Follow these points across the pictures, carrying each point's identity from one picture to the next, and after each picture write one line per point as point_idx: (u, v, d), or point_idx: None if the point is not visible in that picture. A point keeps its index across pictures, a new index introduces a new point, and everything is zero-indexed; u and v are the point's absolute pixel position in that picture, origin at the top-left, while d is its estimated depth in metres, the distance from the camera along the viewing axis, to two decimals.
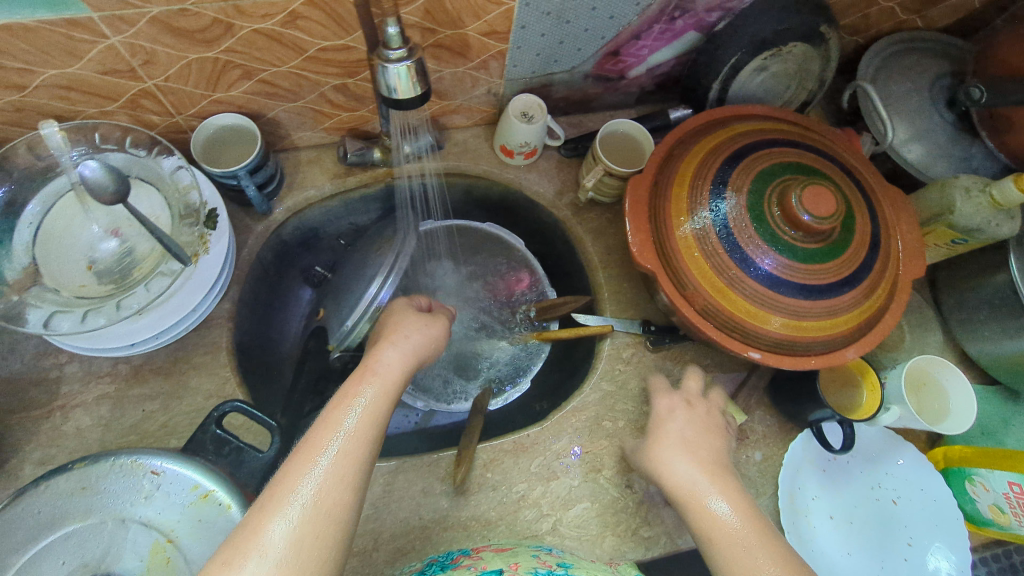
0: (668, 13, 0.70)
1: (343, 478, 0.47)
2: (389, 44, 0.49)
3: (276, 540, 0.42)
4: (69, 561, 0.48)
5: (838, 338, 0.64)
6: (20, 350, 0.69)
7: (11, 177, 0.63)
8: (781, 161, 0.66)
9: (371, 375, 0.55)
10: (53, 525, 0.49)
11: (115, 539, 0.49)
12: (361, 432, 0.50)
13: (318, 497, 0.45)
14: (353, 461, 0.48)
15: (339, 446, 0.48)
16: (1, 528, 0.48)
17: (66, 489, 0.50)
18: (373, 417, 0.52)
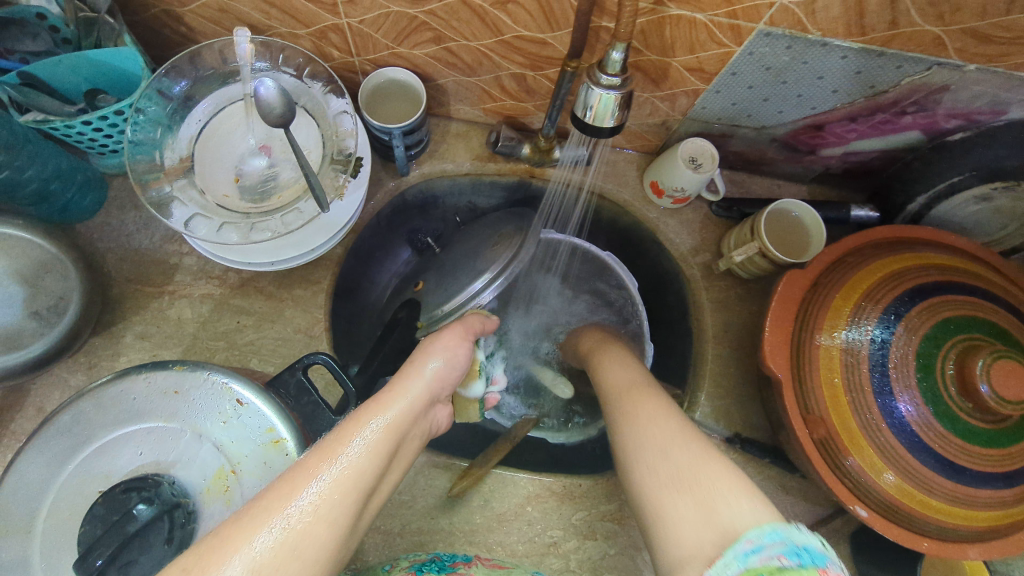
0: (900, 106, 0.61)
1: (329, 516, 0.41)
2: (606, 67, 0.45)
3: (260, 547, 0.38)
4: (146, 452, 0.52)
5: (966, 533, 0.55)
6: (152, 229, 0.74)
7: (196, 73, 0.66)
8: (976, 314, 0.56)
9: (374, 409, 0.49)
10: (142, 416, 0.53)
11: (189, 450, 0.52)
12: (350, 472, 0.44)
13: (310, 520, 0.41)
14: (340, 503, 0.43)
15: (324, 482, 0.43)
16: (102, 402, 0.52)
17: (162, 387, 0.53)
18: (379, 449, 0.47)
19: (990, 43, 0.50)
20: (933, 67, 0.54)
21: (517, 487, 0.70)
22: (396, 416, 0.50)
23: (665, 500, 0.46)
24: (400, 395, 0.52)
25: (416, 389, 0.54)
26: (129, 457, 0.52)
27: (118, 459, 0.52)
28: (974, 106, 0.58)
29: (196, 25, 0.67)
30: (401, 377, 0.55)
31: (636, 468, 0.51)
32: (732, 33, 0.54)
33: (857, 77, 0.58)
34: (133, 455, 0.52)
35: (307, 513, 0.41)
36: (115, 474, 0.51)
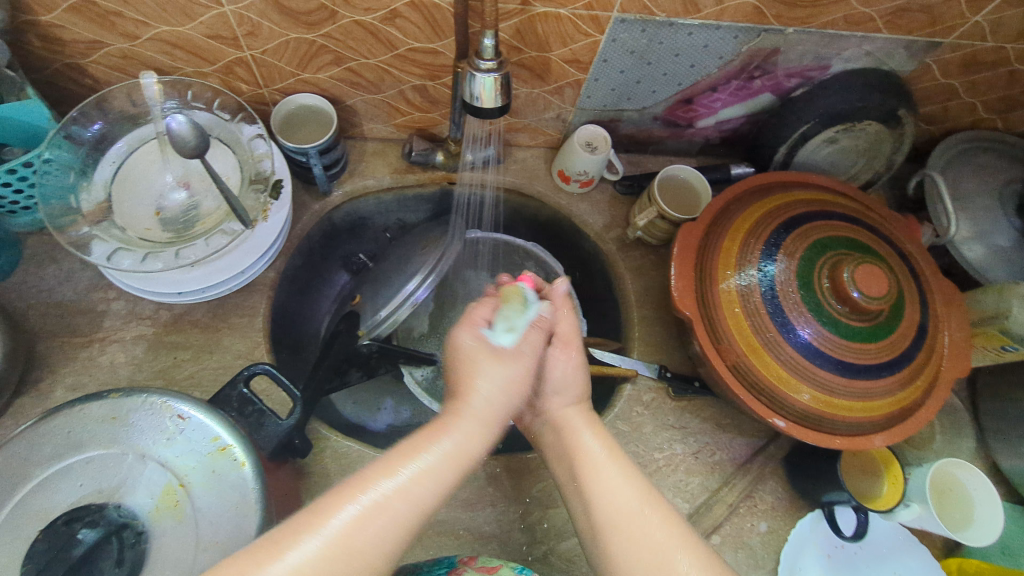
0: (748, 71, 0.71)
1: (370, 537, 0.41)
2: (482, 55, 0.51)
3: (303, 555, 0.39)
4: (87, 483, 0.52)
5: (866, 423, 0.63)
6: (75, 280, 0.73)
7: (106, 117, 0.68)
8: (838, 234, 0.66)
9: (434, 433, 0.48)
10: (79, 447, 0.52)
11: (132, 471, 0.52)
12: (400, 493, 0.43)
13: (353, 536, 0.40)
14: (384, 524, 0.42)
15: (371, 500, 0.42)
16: (34, 439, 0.52)
17: (98, 416, 0.53)
18: (436, 471, 0.45)
19: (797, 7, 0.61)
20: (762, 33, 0.65)
21: (476, 472, 0.71)
22: (450, 442, 0.47)
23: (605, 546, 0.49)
24: (467, 420, 0.50)
25: (478, 414, 0.50)
26: (70, 489, 0.51)
27: (58, 493, 0.51)
28: (804, 64, 0.70)
29: (101, 75, 0.70)
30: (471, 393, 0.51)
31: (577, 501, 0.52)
32: (593, 23, 0.63)
33: (706, 51, 0.68)
34: (73, 487, 0.51)
35: (342, 535, 0.40)
36: (55, 509, 0.50)
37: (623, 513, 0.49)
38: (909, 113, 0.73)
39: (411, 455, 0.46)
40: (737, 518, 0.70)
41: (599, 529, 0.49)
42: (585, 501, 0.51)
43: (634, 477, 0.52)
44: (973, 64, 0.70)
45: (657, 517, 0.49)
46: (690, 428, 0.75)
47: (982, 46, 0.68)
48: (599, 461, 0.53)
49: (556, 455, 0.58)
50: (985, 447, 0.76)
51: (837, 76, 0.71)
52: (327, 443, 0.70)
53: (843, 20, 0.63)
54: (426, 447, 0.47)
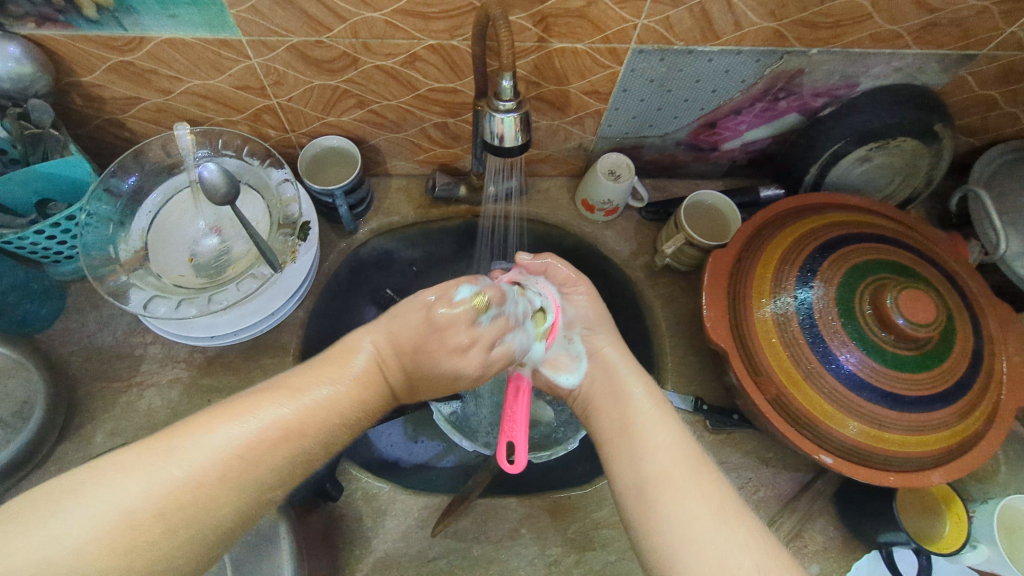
0: (772, 93, 0.69)
1: (224, 471, 0.42)
2: (500, 96, 0.52)
3: (223, 440, 0.43)
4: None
5: (922, 459, 0.59)
6: (114, 325, 0.76)
7: (143, 169, 0.71)
8: (878, 257, 0.63)
9: (325, 376, 0.50)
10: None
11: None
12: (325, 408, 0.47)
13: (253, 442, 0.44)
14: (240, 460, 0.43)
15: (278, 414, 0.46)
16: None
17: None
18: (316, 412, 0.47)
19: (820, 29, 0.60)
20: (785, 56, 0.64)
21: (509, 512, 0.69)
22: (342, 384, 0.50)
23: (648, 502, 0.49)
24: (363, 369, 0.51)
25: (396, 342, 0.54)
26: None
27: None
28: (831, 83, 0.68)
29: (139, 128, 0.73)
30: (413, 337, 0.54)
31: (621, 456, 0.53)
32: (611, 54, 0.63)
33: (728, 75, 0.67)
34: None
35: (212, 442, 0.43)
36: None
37: (687, 474, 0.49)
38: (946, 127, 0.70)
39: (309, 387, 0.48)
40: None
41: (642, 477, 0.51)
42: (634, 453, 0.53)
43: (685, 439, 0.53)
44: (1013, 74, 0.67)
45: (704, 480, 0.49)
46: (731, 463, 0.72)
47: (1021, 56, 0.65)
48: (656, 418, 0.55)
49: (606, 400, 0.59)
50: None
51: (866, 93, 0.69)
52: (357, 484, 0.69)
53: (870, 38, 0.61)
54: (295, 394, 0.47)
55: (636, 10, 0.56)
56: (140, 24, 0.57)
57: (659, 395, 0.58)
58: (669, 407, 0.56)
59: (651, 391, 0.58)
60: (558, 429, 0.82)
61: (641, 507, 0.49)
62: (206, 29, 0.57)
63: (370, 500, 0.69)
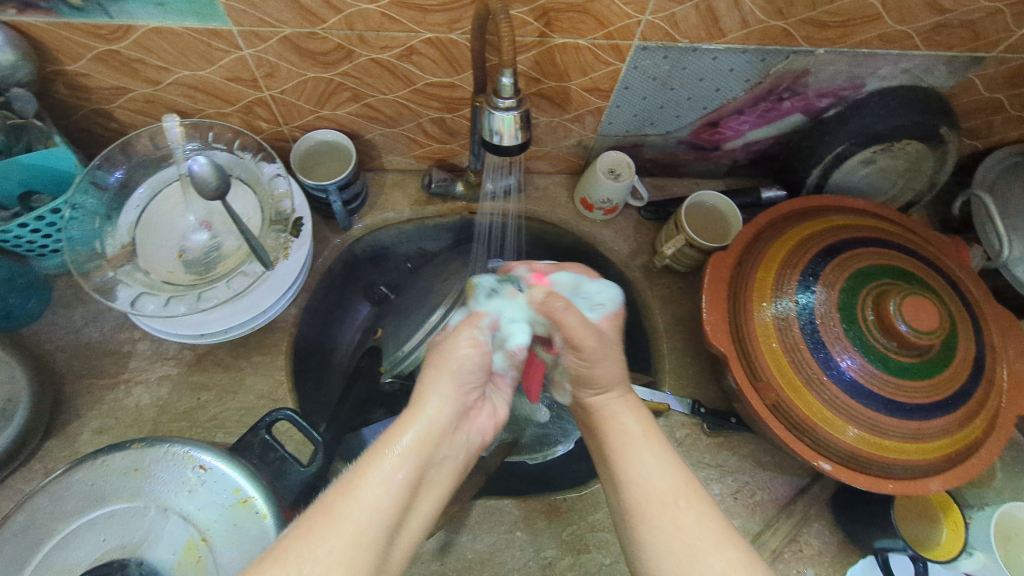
0: (776, 93, 0.68)
1: (355, 533, 0.38)
2: (500, 93, 0.50)
3: (350, 513, 0.39)
4: (109, 538, 0.51)
5: (921, 467, 0.58)
6: (102, 321, 0.74)
7: (130, 161, 0.69)
8: (880, 262, 0.62)
9: (411, 417, 0.45)
10: (102, 501, 0.52)
11: (155, 525, 0.51)
12: (426, 444, 0.44)
13: (379, 504, 0.39)
14: (375, 515, 0.39)
15: (392, 478, 0.41)
16: (57, 494, 0.51)
17: (122, 467, 0.53)
18: (422, 453, 0.43)
19: (827, 28, 0.58)
20: (791, 55, 0.62)
21: (503, 515, 0.68)
22: (439, 421, 0.45)
23: (635, 532, 0.47)
24: (435, 398, 0.46)
25: (454, 378, 0.48)
26: (92, 545, 0.50)
27: (79, 549, 0.50)
28: (836, 84, 0.67)
29: (126, 119, 0.71)
30: (435, 373, 0.48)
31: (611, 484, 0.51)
32: (614, 51, 0.61)
33: (733, 74, 0.65)
34: (95, 542, 0.50)
35: (341, 522, 0.38)
36: (76, 568, 0.49)
37: (677, 507, 0.46)
38: (951, 130, 0.69)
39: (398, 433, 0.44)
40: (781, 565, 0.66)
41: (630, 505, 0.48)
42: (618, 483, 0.50)
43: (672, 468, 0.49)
44: (1021, 77, 0.66)
45: (692, 509, 0.46)
46: (727, 466, 0.71)
47: None
48: (638, 441, 0.51)
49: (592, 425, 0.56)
50: None
51: (872, 95, 0.68)
52: None
53: (878, 38, 0.60)
54: (386, 449, 0.43)
55: (640, 6, 0.55)
56: (127, 12, 0.55)
57: (648, 417, 0.54)
58: (658, 432, 0.52)
59: (638, 414, 0.54)
60: (550, 432, 0.80)
61: (631, 540, 0.47)
62: (195, 19, 0.55)
63: None
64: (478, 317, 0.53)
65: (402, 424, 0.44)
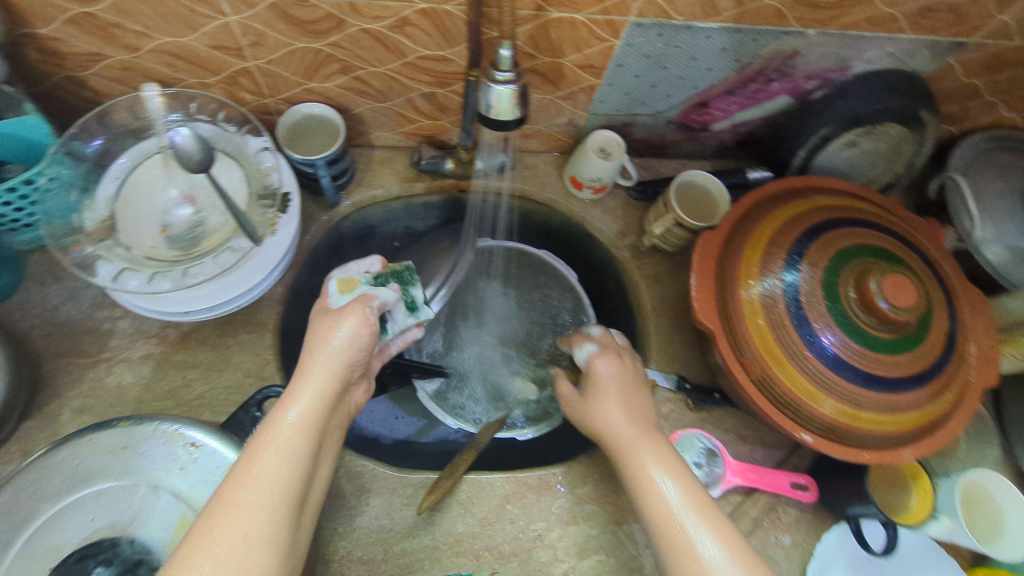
0: (766, 74, 0.69)
1: (269, 511, 0.41)
2: (498, 66, 0.50)
3: (244, 506, 0.40)
4: (98, 517, 0.50)
5: (895, 436, 0.61)
6: (80, 298, 0.72)
7: (108, 131, 0.66)
8: (862, 242, 0.64)
9: (285, 407, 0.46)
10: (89, 479, 0.51)
11: (146, 503, 0.51)
12: (302, 434, 0.45)
13: (250, 495, 0.41)
14: (282, 491, 0.42)
15: (244, 476, 0.42)
16: (41, 474, 0.50)
17: (109, 445, 0.52)
18: (302, 442, 0.45)
19: (818, 8, 0.59)
20: (782, 36, 0.63)
21: (494, 489, 0.69)
22: (300, 408, 0.46)
23: None
24: (318, 375, 0.48)
25: (331, 365, 0.49)
26: (80, 525, 0.49)
27: (66, 530, 0.49)
28: (823, 66, 0.68)
29: (102, 87, 0.68)
30: (315, 354, 0.49)
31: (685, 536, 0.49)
32: (609, 27, 0.61)
33: (724, 54, 0.66)
34: (84, 521, 0.49)
35: (247, 504, 0.41)
36: (65, 547, 0.48)
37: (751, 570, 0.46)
38: (931, 114, 0.71)
39: (284, 412, 0.46)
40: (760, 532, 0.68)
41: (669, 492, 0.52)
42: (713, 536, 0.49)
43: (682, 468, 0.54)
44: (998, 62, 0.68)
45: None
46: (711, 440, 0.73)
47: (1006, 46, 0.66)
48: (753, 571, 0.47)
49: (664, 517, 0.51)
50: (1012, 454, 0.74)
51: (858, 77, 0.69)
52: (340, 462, 0.68)
53: (866, 21, 0.61)
54: (274, 429, 0.45)
55: None
56: None
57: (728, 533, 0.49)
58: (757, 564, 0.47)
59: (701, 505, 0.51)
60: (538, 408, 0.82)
61: None
62: None
63: (354, 478, 0.68)
64: (368, 297, 0.54)
65: (289, 401, 0.47)
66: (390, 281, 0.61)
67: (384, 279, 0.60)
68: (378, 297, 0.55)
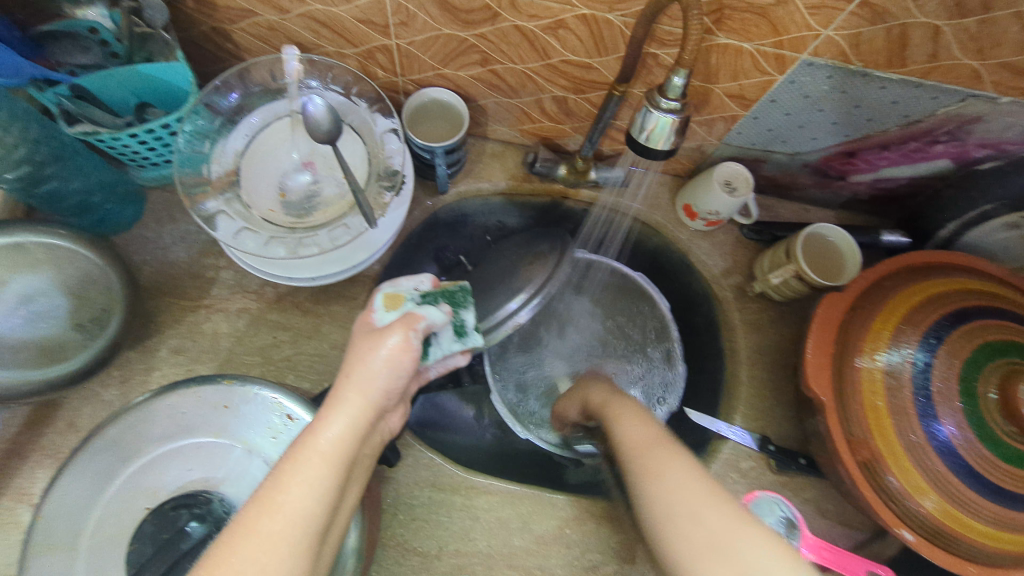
0: (933, 135, 0.62)
1: (288, 545, 0.39)
2: (666, 92, 0.47)
3: (265, 534, 0.39)
4: (194, 468, 0.53)
5: (1012, 557, 0.55)
6: (190, 243, 0.74)
7: (247, 88, 0.68)
8: (1016, 339, 0.57)
9: (317, 429, 0.44)
10: (190, 431, 0.53)
11: (239, 465, 0.53)
12: (331, 461, 0.43)
13: (272, 523, 0.39)
14: (302, 525, 0.40)
15: (268, 501, 0.40)
16: (145, 417, 0.52)
17: (212, 402, 0.53)
18: (331, 472, 0.43)
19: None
20: (968, 98, 0.56)
21: (555, 509, 0.68)
22: (329, 432, 0.44)
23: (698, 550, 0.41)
24: (351, 401, 0.46)
25: (365, 390, 0.47)
26: (178, 472, 0.52)
27: (166, 473, 0.52)
28: (1002, 137, 0.60)
29: (244, 42, 0.69)
30: (352, 377, 0.47)
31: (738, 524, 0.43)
32: (776, 61, 0.56)
33: (894, 107, 0.60)
34: (182, 470, 0.52)
35: (268, 533, 0.39)
36: (162, 491, 0.52)
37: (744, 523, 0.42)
38: None
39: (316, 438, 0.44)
40: None
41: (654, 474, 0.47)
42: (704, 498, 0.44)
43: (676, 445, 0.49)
44: None
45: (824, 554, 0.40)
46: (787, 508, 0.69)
47: None
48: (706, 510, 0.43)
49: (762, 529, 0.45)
50: None
51: None
52: (409, 450, 0.69)
53: None
54: (304, 452, 0.43)
55: (827, 19, 0.50)
56: None
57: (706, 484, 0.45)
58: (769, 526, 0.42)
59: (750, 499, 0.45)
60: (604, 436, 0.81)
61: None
62: None
63: (420, 469, 0.68)
64: (413, 319, 0.51)
65: (322, 425, 0.44)
66: (440, 302, 0.58)
67: (434, 299, 0.57)
68: (423, 320, 0.52)
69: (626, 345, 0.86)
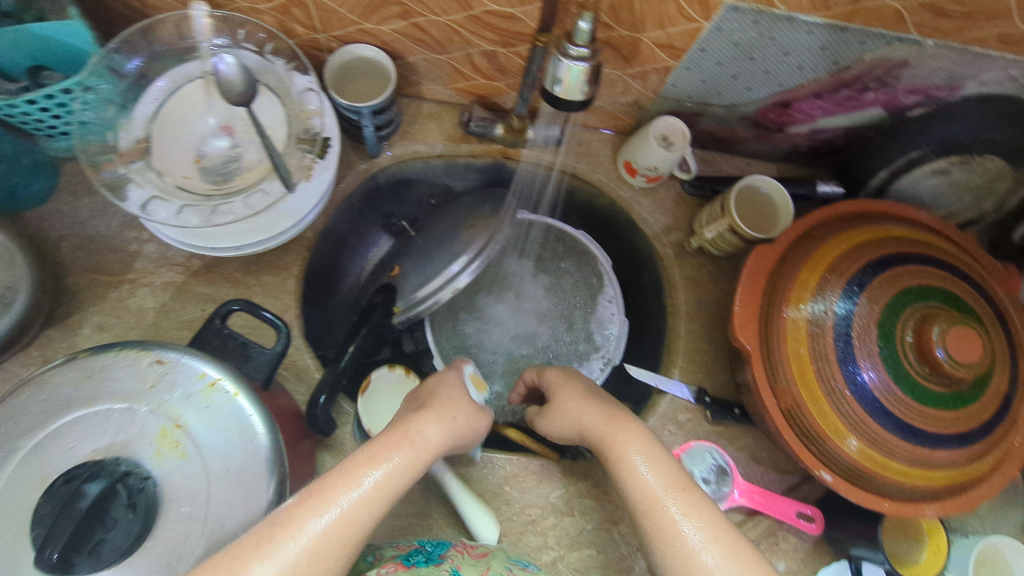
0: (862, 82, 0.62)
1: (337, 548, 0.41)
2: (574, 39, 0.45)
3: (318, 527, 0.41)
4: (78, 445, 0.51)
5: (917, 490, 0.58)
6: (110, 215, 0.70)
7: (148, 49, 0.63)
8: (932, 283, 0.58)
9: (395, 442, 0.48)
10: (61, 409, 0.52)
11: (121, 422, 0.52)
12: (406, 471, 0.47)
13: (337, 517, 0.42)
14: (350, 530, 0.42)
15: (342, 501, 0.42)
16: (15, 411, 0.51)
17: (73, 375, 0.53)
18: (395, 487, 0.46)
19: (946, 17, 0.51)
20: (894, 42, 0.55)
21: (495, 468, 0.69)
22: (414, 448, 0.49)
23: None
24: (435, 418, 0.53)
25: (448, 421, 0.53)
26: (63, 453, 0.51)
27: (50, 459, 0.51)
28: (931, 82, 0.59)
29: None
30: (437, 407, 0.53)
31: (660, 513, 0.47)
32: (700, 7, 0.54)
33: (822, 53, 0.59)
34: (68, 450, 0.51)
35: (329, 522, 0.42)
36: (51, 472, 0.50)
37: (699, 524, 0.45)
38: None
39: (372, 466, 0.45)
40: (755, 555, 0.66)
41: (662, 491, 0.48)
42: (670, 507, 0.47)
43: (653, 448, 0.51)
44: None
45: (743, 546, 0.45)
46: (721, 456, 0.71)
47: None
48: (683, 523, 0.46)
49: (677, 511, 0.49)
50: None
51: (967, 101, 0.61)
52: None
53: (997, 39, 0.53)
54: (382, 457, 0.46)
55: None
56: None
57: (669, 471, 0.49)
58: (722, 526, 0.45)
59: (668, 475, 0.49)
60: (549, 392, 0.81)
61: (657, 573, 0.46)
62: None
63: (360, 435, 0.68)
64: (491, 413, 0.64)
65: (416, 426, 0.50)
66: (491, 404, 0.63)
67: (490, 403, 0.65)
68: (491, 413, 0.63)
69: (573, 305, 0.84)
